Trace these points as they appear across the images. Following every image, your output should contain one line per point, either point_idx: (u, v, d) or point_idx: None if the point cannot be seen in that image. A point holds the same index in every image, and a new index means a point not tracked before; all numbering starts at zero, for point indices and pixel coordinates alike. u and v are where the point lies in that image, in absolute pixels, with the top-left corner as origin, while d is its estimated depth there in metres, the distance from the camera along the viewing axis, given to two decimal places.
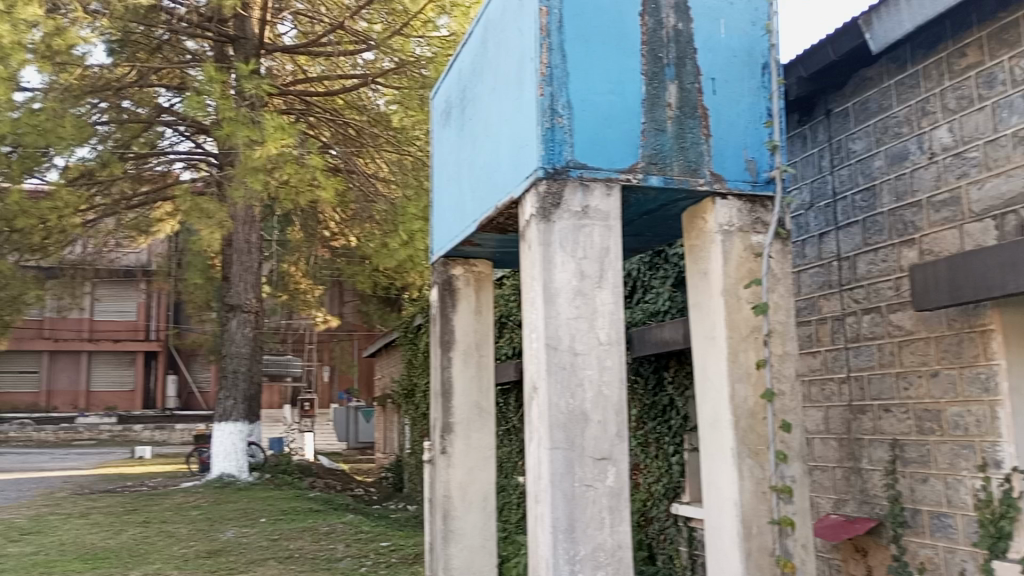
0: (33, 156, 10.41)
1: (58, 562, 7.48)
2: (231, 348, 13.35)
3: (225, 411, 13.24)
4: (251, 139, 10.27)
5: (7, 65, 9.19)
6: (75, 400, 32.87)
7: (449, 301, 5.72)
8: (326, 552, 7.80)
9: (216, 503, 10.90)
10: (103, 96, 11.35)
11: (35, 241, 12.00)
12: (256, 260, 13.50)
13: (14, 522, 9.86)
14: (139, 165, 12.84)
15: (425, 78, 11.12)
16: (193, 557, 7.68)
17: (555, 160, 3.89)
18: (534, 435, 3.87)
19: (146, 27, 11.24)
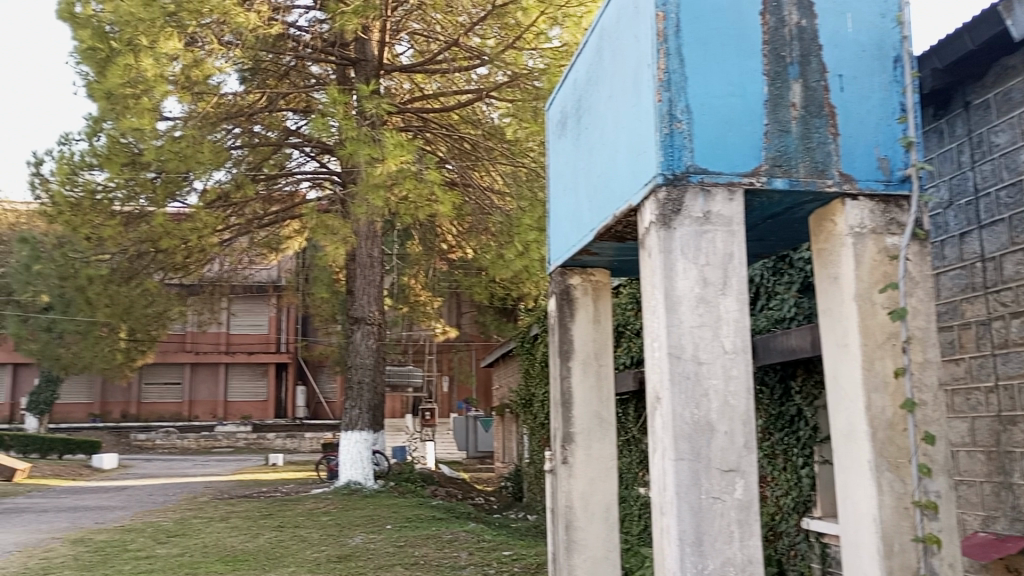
0: (174, 181, 11.27)
1: (203, 563, 7.93)
2: (356, 359, 13.86)
3: (351, 420, 13.69)
4: (372, 157, 10.65)
5: (151, 96, 10.01)
6: (214, 409, 34.89)
7: (568, 310, 5.71)
8: (450, 560, 7.93)
9: (344, 510, 11.30)
10: (236, 122, 11.92)
11: (178, 261, 12.82)
12: (378, 274, 13.97)
13: (162, 524, 10.55)
14: (270, 186, 13.54)
15: (538, 90, 11.22)
16: (324, 561, 7.98)
17: (675, 166, 3.83)
18: (658, 446, 3.80)
19: (274, 55, 11.88)
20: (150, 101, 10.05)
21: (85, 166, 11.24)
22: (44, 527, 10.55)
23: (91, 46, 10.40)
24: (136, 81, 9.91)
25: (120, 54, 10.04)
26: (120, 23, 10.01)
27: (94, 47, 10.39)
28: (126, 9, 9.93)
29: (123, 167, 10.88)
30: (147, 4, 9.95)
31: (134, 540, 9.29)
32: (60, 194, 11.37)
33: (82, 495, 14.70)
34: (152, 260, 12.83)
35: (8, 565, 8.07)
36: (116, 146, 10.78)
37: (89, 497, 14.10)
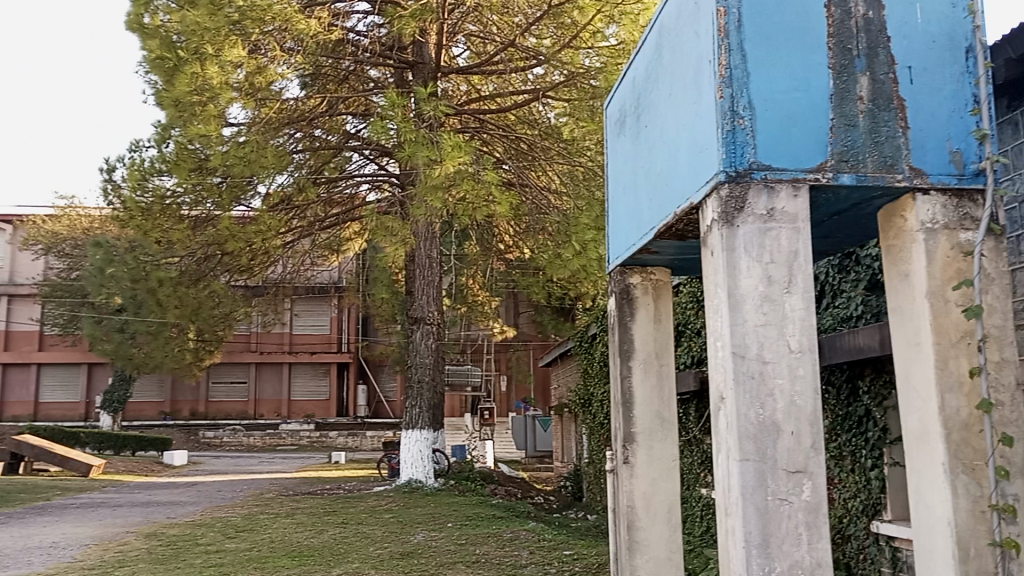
0: (239, 186, 11.61)
1: (270, 558, 8.12)
2: (416, 359, 14.03)
3: (412, 419, 13.86)
4: (430, 158, 10.75)
5: (217, 103, 10.30)
6: (278, 408, 35.64)
7: (628, 309, 5.69)
8: (511, 558, 7.95)
9: (405, 507, 11.44)
10: (298, 127, 12.21)
11: (243, 263, 13.16)
12: (437, 274, 14.10)
13: (230, 519, 10.83)
14: (331, 189, 13.76)
15: (595, 88, 11.17)
16: (387, 558, 8.09)
17: (737, 163, 3.78)
18: (722, 446, 3.76)
19: (334, 60, 12.09)
20: (215, 107, 10.34)
21: (154, 172, 11.64)
22: (119, 521, 10.94)
23: (160, 56, 10.74)
24: (202, 89, 10.19)
25: (187, 62, 10.35)
26: (187, 33, 10.31)
27: (163, 56, 10.73)
28: (192, 19, 10.21)
29: (191, 172, 11.27)
30: (213, 14, 10.23)
31: (204, 535, 9.56)
32: (131, 200, 11.77)
33: (154, 491, 15.18)
34: (218, 263, 13.18)
35: (86, 557, 8.39)
36: (184, 152, 11.12)
37: (161, 493, 14.57)
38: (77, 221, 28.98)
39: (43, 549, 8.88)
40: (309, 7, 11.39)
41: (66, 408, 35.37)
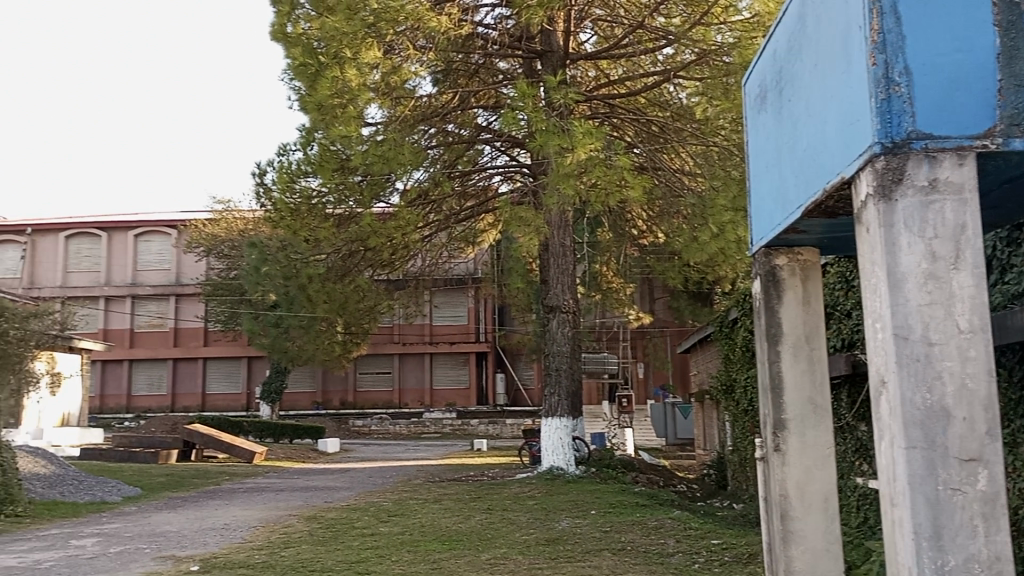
0: (378, 182, 12.01)
1: (421, 542, 8.42)
2: (553, 347, 14.11)
3: (551, 407, 13.97)
4: (562, 147, 10.72)
5: (356, 104, 10.73)
6: (421, 398, 36.78)
7: (774, 292, 5.50)
8: (657, 547, 7.88)
9: (548, 494, 11.56)
10: (432, 123, 12.48)
11: (384, 258, 13.68)
12: (571, 262, 14.12)
13: (382, 504, 11.30)
14: (465, 182, 14.03)
15: (729, 64, 10.86)
16: (533, 544, 8.20)
17: (895, 133, 3.56)
18: (885, 434, 3.57)
19: (465, 55, 12.32)
20: (355, 109, 10.76)
21: (302, 174, 12.32)
22: (281, 505, 11.63)
23: (302, 62, 11.25)
24: (342, 91, 10.62)
25: (328, 67, 10.82)
26: (327, 39, 10.81)
27: (306, 62, 11.21)
28: (331, 24, 10.72)
29: (334, 172, 11.85)
30: (351, 19, 10.65)
31: (359, 519, 10.02)
32: (281, 201, 12.51)
33: (311, 475, 16.05)
34: (362, 259, 13.75)
35: (254, 538, 8.97)
36: (327, 153, 11.78)
37: (318, 479, 15.37)
38: (234, 223, 30.99)
39: (216, 530, 9.57)
40: (439, 4, 11.65)
41: (229, 398, 37.91)
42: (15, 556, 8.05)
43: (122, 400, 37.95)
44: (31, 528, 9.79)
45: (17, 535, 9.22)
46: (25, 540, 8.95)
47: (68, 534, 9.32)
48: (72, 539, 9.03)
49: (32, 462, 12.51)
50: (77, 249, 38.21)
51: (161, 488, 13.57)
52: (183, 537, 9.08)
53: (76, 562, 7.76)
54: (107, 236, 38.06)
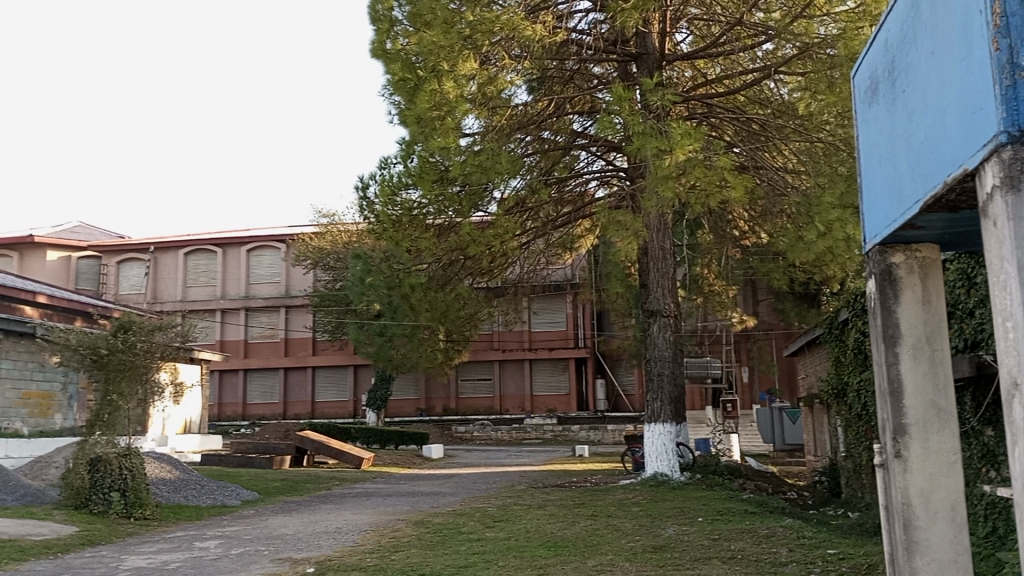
0: (477, 193, 12.25)
1: (527, 548, 8.46)
2: (654, 352, 13.94)
3: (654, 413, 13.82)
4: (659, 149, 10.59)
5: (454, 116, 10.91)
6: (522, 403, 36.96)
7: (891, 292, 5.29)
8: (770, 556, 7.65)
9: (653, 501, 11.42)
10: (527, 130, 12.56)
11: (484, 266, 13.87)
12: (671, 265, 13.93)
13: (487, 510, 11.41)
14: (562, 188, 14.05)
15: (834, 57, 10.52)
16: (640, 551, 8.12)
17: (1022, 121, 3.36)
18: (1021, 438, 3.37)
19: (560, 61, 12.39)
20: (453, 120, 10.94)
21: (402, 186, 12.63)
22: (390, 509, 11.91)
23: (401, 77, 11.51)
24: (440, 104, 10.82)
25: (426, 81, 11.05)
26: (425, 53, 11.08)
27: (405, 77, 11.47)
28: (429, 39, 10.99)
29: (434, 183, 12.13)
30: (447, 32, 10.90)
31: (465, 524, 10.15)
32: (384, 214, 12.87)
33: (417, 481, 16.36)
34: (462, 267, 13.96)
35: (366, 542, 9.22)
36: (427, 165, 12.06)
37: (424, 484, 15.67)
38: (338, 235, 32.05)
39: (329, 534, 9.89)
40: (533, 12, 11.75)
41: (336, 405, 39.10)
42: (146, 557, 8.53)
43: (238, 408, 39.71)
44: (159, 530, 10.37)
45: (147, 537, 9.78)
46: (155, 542, 9.48)
47: (193, 536, 9.81)
48: (195, 541, 9.50)
49: (158, 467, 13.25)
50: (195, 265, 40.28)
51: (276, 492, 14.11)
52: (298, 540, 9.43)
53: (201, 563, 8.16)
54: (222, 252, 39.99)
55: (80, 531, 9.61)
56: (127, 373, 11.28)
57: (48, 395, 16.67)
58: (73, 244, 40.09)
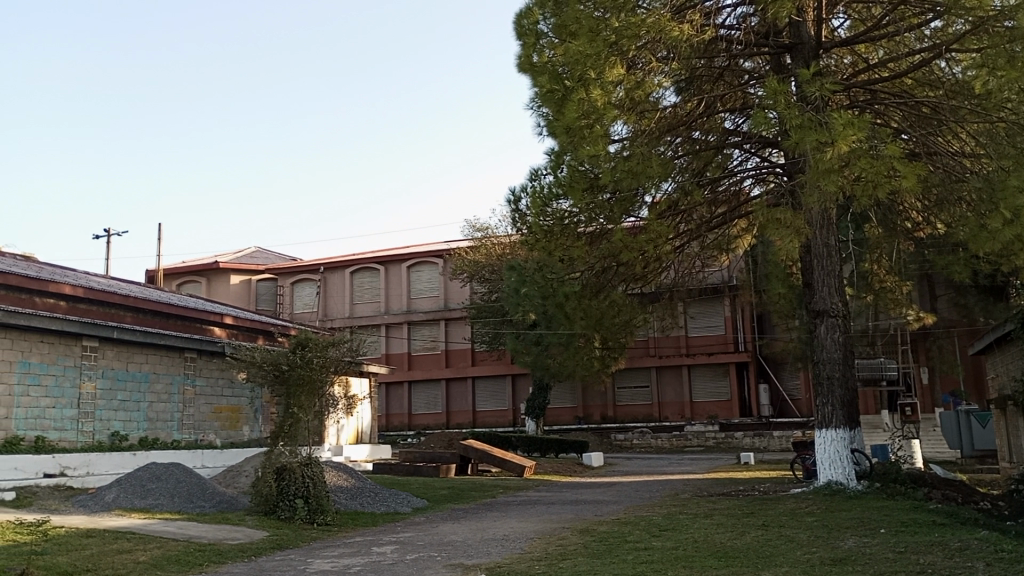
0: (628, 198, 12.22)
1: (697, 558, 8.29)
2: (823, 354, 13.26)
3: (825, 418, 13.17)
4: (820, 142, 10.14)
5: (603, 123, 10.93)
6: (682, 410, 36.25)
7: None
8: (965, 570, 7.10)
9: (828, 510, 10.89)
10: (678, 132, 12.36)
11: (638, 271, 13.77)
12: (837, 263, 13.24)
13: (652, 518, 11.27)
14: (716, 189, 13.67)
15: (1013, 29, 9.73)
16: (818, 563, 7.77)
17: None
18: None
19: (709, 59, 12.15)
20: (602, 127, 10.96)
21: (554, 197, 12.85)
22: (555, 517, 12.01)
23: (549, 89, 11.59)
24: (588, 112, 10.87)
25: (573, 90, 11.13)
26: (573, 63, 11.17)
27: (552, 89, 11.56)
28: (576, 50, 11.09)
29: (584, 192, 12.22)
30: (593, 41, 11.01)
31: (631, 533, 10.07)
32: (536, 224, 13.09)
33: (580, 489, 16.37)
34: (615, 274, 13.91)
35: (533, 549, 9.35)
36: (577, 174, 12.21)
37: (587, 492, 15.66)
38: (492, 248, 32.90)
39: (498, 541, 10.09)
40: (679, 12, 11.63)
41: (496, 414, 39.91)
42: (330, 560, 9.04)
43: (404, 418, 41.35)
44: (340, 535, 10.96)
45: (329, 541, 10.38)
46: (337, 546, 10.02)
47: (370, 542, 10.31)
48: (374, 546, 9.98)
49: (336, 475, 13.96)
50: (359, 283, 42.38)
51: (444, 500, 14.56)
52: (469, 546, 9.69)
53: (380, 567, 8.56)
54: (384, 269, 41.86)
55: (271, 535, 10.33)
56: (306, 387, 12.02)
57: (237, 409, 18.02)
58: (252, 268, 43.30)
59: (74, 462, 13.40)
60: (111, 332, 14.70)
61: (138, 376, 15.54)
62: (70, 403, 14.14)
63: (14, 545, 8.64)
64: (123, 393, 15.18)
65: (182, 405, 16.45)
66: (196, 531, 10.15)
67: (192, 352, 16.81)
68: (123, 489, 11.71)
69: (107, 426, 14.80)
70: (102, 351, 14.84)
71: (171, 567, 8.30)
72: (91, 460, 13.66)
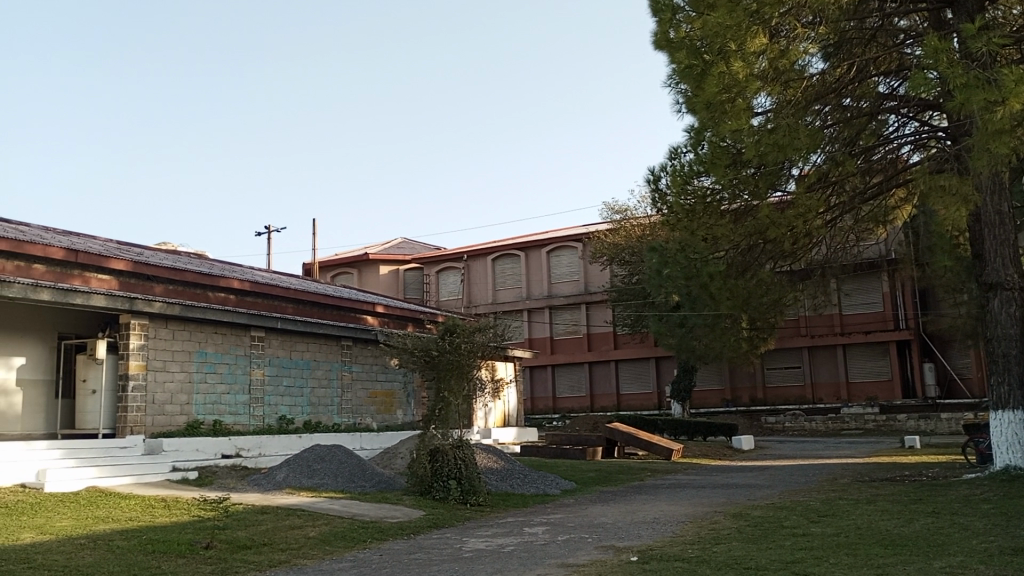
0: (774, 171, 11.76)
1: (860, 545, 7.92)
2: (997, 330, 12.29)
3: (1001, 399, 12.23)
4: (988, 101, 9.34)
5: (745, 96, 10.70)
6: (838, 391, 34.65)
7: None
8: None
9: (1007, 497, 10.11)
10: (826, 100, 11.78)
11: (786, 248, 13.19)
12: (1012, 231, 12.19)
13: (810, 503, 10.86)
14: (869, 157, 12.93)
15: None
16: (998, 553, 7.23)
17: None
18: None
19: (859, 20, 11.45)
20: (744, 100, 10.74)
21: (694, 174, 12.73)
22: (706, 501, 11.80)
23: (688, 64, 11.32)
24: (730, 85, 10.69)
25: (713, 65, 10.95)
26: (711, 36, 10.93)
27: (691, 64, 11.30)
28: (714, 21, 10.78)
29: (727, 168, 11.95)
30: (733, 11, 10.66)
31: (788, 518, 9.75)
32: (677, 204, 12.93)
33: (732, 473, 16.00)
34: (762, 251, 13.40)
35: (685, 533, 9.23)
36: (718, 150, 12.00)
37: (739, 476, 15.29)
38: (632, 230, 32.61)
39: (648, 524, 10.04)
40: None
41: (641, 397, 39.58)
42: (485, 540, 9.30)
43: (548, 401, 41.74)
44: (492, 515, 11.24)
45: (482, 522, 10.66)
46: (491, 526, 10.30)
47: (522, 522, 10.52)
48: (525, 526, 10.17)
49: (486, 457, 14.30)
50: (501, 269, 43.06)
51: (592, 482, 14.62)
52: (619, 529, 9.69)
53: (533, 548, 8.72)
54: (524, 255, 42.28)
55: (427, 514, 10.72)
56: (455, 371, 12.44)
57: (391, 393, 18.84)
58: (399, 259, 44.91)
59: (247, 444, 14.42)
60: (275, 322, 15.70)
61: (301, 363, 16.51)
62: (242, 389, 15.21)
63: (200, 520, 9.40)
64: (288, 380, 16.20)
65: (341, 390, 17.37)
66: (360, 509, 10.71)
67: (348, 340, 17.69)
68: (293, 469, 12.52)
69: (275, 410, 15.82)
70: (269, 340, 15.86)
71: (338, 543, 8.79)
72: (262, 442, 14.68)
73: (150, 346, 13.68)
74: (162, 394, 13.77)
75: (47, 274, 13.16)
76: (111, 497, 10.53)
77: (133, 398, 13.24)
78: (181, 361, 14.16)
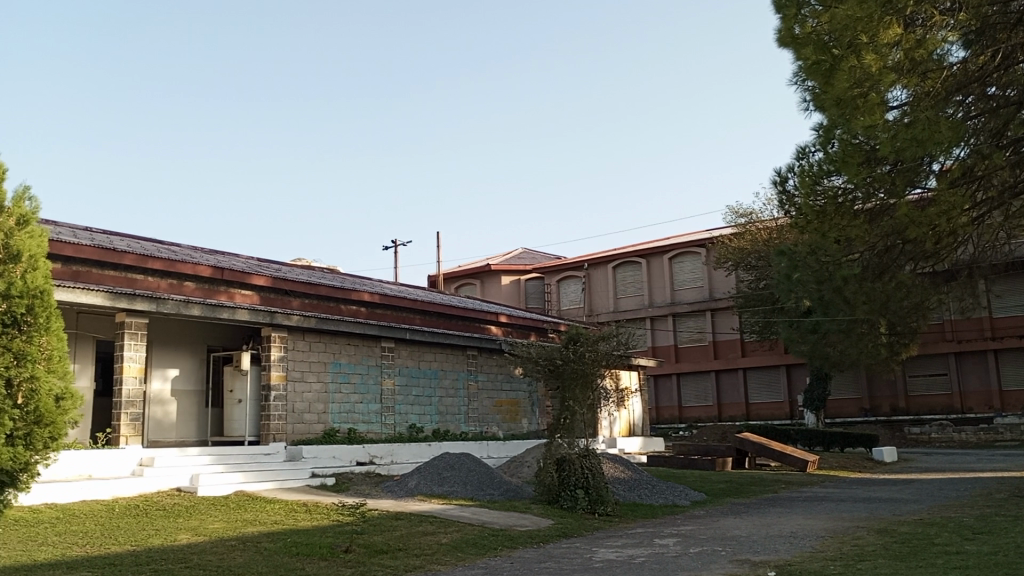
0: (913, 167, 11.13)
1: (1022, 565, 7.35)
2: None
3: None
4: None
5: (879, 90, 10.31)
6: (989, 401, 32.31)
7: None
8: None
9: None
10: (969, 90, 11.09)
11: (926, 249, 11.87)
12: None
13: (963, 520, 10.15)
14: None
15: None
16: None
17: None
18: None
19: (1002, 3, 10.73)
20: (878, 94, 10.35)
21: (824, 173, 12.26)
22: (847, 515, 11.25)
23: (815, 60, 10.95)
24: (862, 80, 10.36)
25: (843, 59, 10.63)
26: (839, 30, 10.61)
27: (818, 60, 10.90)
28: (843, 14, 10.47)
29: (860, 165, 11.38)
30: (863, 2, 10.31)
31: (939, 535, 9.15)
32: (806, 205, 12.45)
33: (873, 486, 15.19)
34: (901, 251, 12.47)
35: (826, 548, 8.84)
36: (850, 148, 11.43)
37: (881, 489, 14.49)
38: (758, 234, 31.75)
39: (784, 537, 9.68)
40: None
41: (772, 406, 38.24)
42: (614, 550, 9.21)
43: (674, 410, 40.99)
44: (621, 525, 11.14)
45: (611, 532, 10.57)
46: (620, 536, 10.21)
47: (652, 533, 10.37)
48: (655, 537, 10.02)
49: (613, 466, 14.19)
50: (622, 277, 42.77)
51: (723, 494, 14.24)
52: (754, 543, 9.39)
53: (665, 559, 8.58)
54: (645, 262, 41.84)
55: (556, 523, 10.75)
56: (581, 380, 12.44)
57: (516, 402, 19.04)
58: (521, 269, 45.36)
59: (380, 452, 14.90)
60: (404, 333, 16.17)
61: (429, 373, 16.93)
62: (374, 398, 15.75)
63: (339, 524, 9.78)
64: (417, 389, 16.64)
65: (468, 399, 17.69)
66: (489, 517, 10.85)
67: (473, 349, 17.98)
68: (424, 475, 12.84)
69: (405, 419, 16.28)
70: (398, 351, 16.35)
71: (470, 550, 8.93)
72: (394, 449, 15.13)
73: (290, 357, 14.39)
74: (301, 403, 14.45)
75: (197, 290, 14.08)
76: (258, 500, 11.11)
77: (275, 407, 13.95)
78: (318, 371, 14.81)
